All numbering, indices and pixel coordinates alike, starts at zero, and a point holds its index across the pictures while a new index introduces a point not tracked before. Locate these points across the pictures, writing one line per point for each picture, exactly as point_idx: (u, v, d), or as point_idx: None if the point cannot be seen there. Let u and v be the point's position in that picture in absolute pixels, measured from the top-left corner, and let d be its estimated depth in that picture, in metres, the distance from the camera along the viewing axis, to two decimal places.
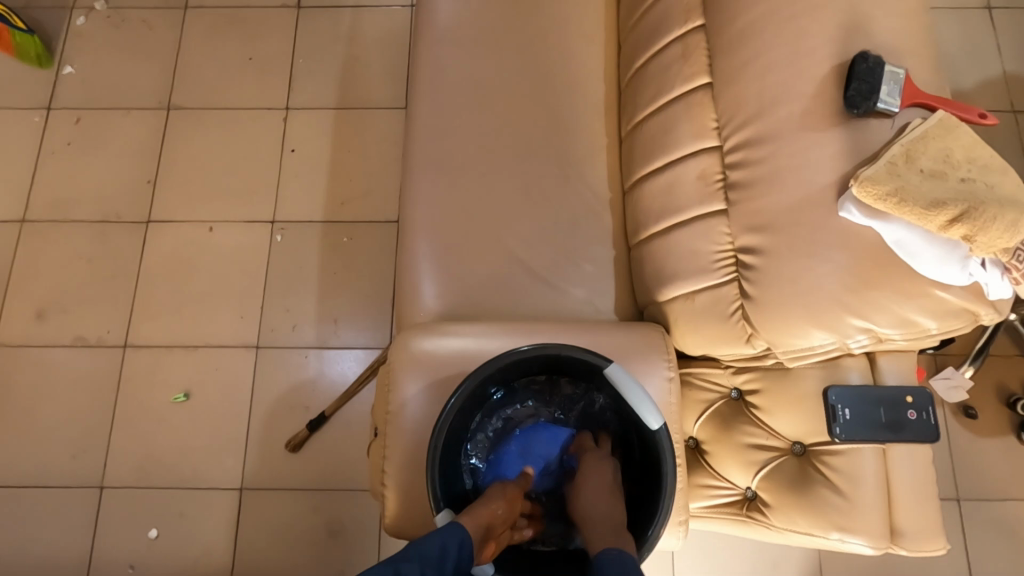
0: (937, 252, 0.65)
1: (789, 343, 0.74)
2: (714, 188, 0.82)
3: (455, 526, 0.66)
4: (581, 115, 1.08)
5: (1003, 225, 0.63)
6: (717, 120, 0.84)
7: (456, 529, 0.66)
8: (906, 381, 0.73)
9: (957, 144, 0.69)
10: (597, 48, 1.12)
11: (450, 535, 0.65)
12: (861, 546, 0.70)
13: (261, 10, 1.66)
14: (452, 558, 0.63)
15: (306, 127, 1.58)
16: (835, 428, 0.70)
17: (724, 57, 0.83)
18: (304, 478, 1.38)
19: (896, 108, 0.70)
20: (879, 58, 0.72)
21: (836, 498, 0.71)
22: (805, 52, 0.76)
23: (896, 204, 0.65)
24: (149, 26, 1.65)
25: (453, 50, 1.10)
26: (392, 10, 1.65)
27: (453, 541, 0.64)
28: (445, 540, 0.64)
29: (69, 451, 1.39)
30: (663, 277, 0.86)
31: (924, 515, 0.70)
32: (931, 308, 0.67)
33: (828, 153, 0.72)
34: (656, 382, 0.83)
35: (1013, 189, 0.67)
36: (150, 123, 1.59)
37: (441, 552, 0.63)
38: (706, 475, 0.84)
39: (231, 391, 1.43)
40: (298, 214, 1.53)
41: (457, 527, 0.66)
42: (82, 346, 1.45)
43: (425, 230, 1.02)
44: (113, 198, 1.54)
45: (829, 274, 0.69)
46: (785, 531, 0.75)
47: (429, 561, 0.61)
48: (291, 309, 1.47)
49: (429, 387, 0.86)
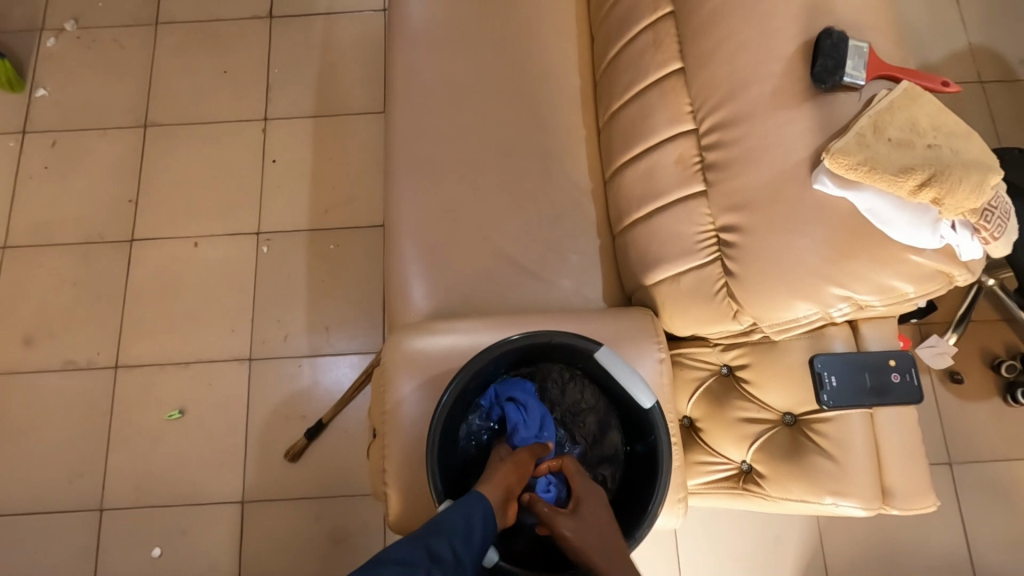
0: (909, 217, 0.67)
1: (774, 317, 0.76)
2: (692, 171, 0.84)
3: (475, 494, 0.67)
4: (558, 108, 1.09)
5: (970, 186, 0.65)
6: (691, 104, 0.86)
7: (477, 499, 0.67)
8: (888, 346, 0.75)
9: (923, 113, 0.70)
10: (570, 41, 1.14)
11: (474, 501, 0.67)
12: (854, 508, 0.71)
13: (234, 22, 1.66)
14: (476, 528, 0.64)
15: (285, 136, 1.58)
16: (822, 395, 0.71)
17: (694, 43, 0.85)
18: (306, 486, 1.38)
19: (861, 81, 0.72)
20: (843, 33, 0.73)
21: (827, 463, 0.72)
22: (770, 33, 0.78)
23: (867, 173, 0.67)
24: (120, 44, 1.64)
25: (428, 51, 1.11)
26: (364, 15, 1.66)
27: (474, 506, 0.66)
28: (470, 513, 0.65)
29: (66, 476, 1.38)
30: (649, 261, 0.87)
31: (913, 474, 0.72)
32: (907, 272, 0.69)
33: (800, 129, 0.74)
34: (648, 364, 0.84)
35: (979, 152, 0.69)
36: (128, 142, 1.58)
37: (467, 523, 0.64)
38: (702, 452, 0.86)
39: (226, 405, 1.43)
40: (283, 224, 1.53)
41: (479, 493, 0.68)
42: (72, 369, 1.44)
43: (411, 231, 1.03)
44: (94, 219, 1.53)
45: (808, 247, 0.71)
46: (781, 500, 0.77)
47: (454, 534, 0.62)
48: (282, 320, 1.47)
49: (424, 385, 0.87)
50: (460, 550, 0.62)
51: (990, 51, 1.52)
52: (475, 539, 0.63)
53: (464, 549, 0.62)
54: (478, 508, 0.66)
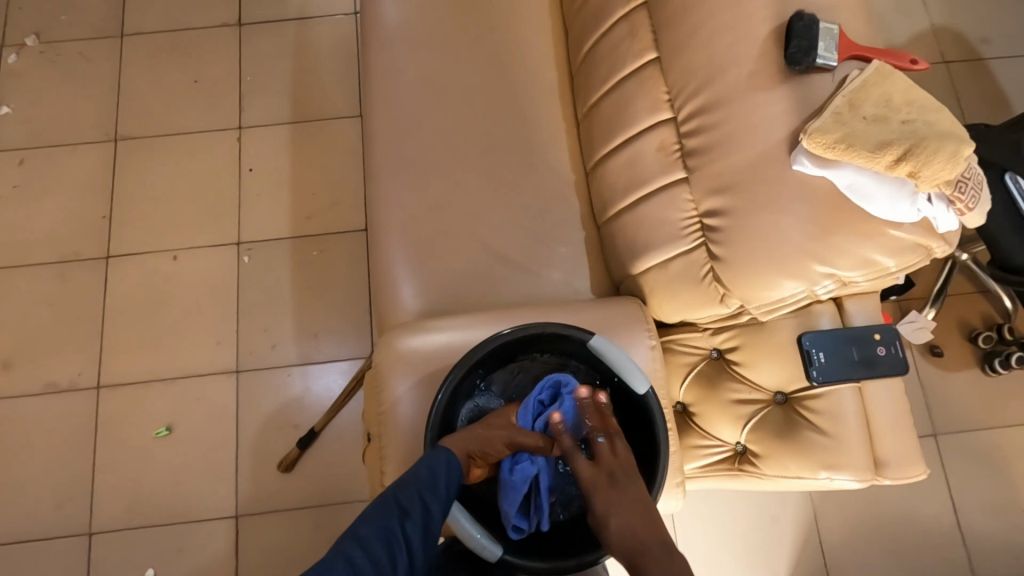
0: (888, 192, 0.68)
1: (762, 297, 0.77)
2: (673, 158, 0.85)
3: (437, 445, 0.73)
4: (537, 102, 1.10)
5: (944, 157, 0.67)
6: (669, 92, 0.86)
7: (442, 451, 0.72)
8: (873, 321, 0.77)
9: (895, 89, 0.72)
10: (546, 35, 1.14)
11: (436, 456, 0.71)
12: (848, 481, 0.73)
13: (203, 31, 1.63)
14: (441, 479, 0.70)
15: (262, 145, 1.56)
16: (812, 372, 0.73)
17: (669, 31, 0.86)
18: (300, 497, 1.36)
19: (834, 62, 0.73)
20: (814, 16, 0.75)
21: (821, 438, 0.73)
22: (743, 17, 0.79)
23: (844, 151, 0.68)
24: (86, 57, 1.60)
25: (403, 50, 1.11)
26: (337, 19, 1.64)
27: (447, 470, 0.70)
28: (434, 462, 0.71)
29: (52, 501, 1.35)
30: (635, 249, 0.88)
31: (902, 444, 0.74)
32: (888, 246, 0.70)
33: (777, 110, 0.75)
34: (640, 351, 0.85)
35: (951, 126, 0.71)
36: (99, 157, 1.55)
37: (430, 475, 0.70)
38: (696, 436, 0.87)
39: (215, 418, 1.40)
40: (264, 234, 1.51)
41: (442, 447, 0.72)
42: (55, 392, 1.41)
43: (396, 231, 1.02)
44: (68, 238, 1.50)
45: (791, 226, 0.72)
46: (777, 478, 0.78)
47: (422, 485, 0.69)
48: (269, 329, 1.45)
49: (417, 384, 0.87)
50: (426, 496, 0.69)
51: (952, 31, 1.56)
52: (444, 491, 0.69)
53: (431, 496, 0.69)
54: (444, 462, 0.71)
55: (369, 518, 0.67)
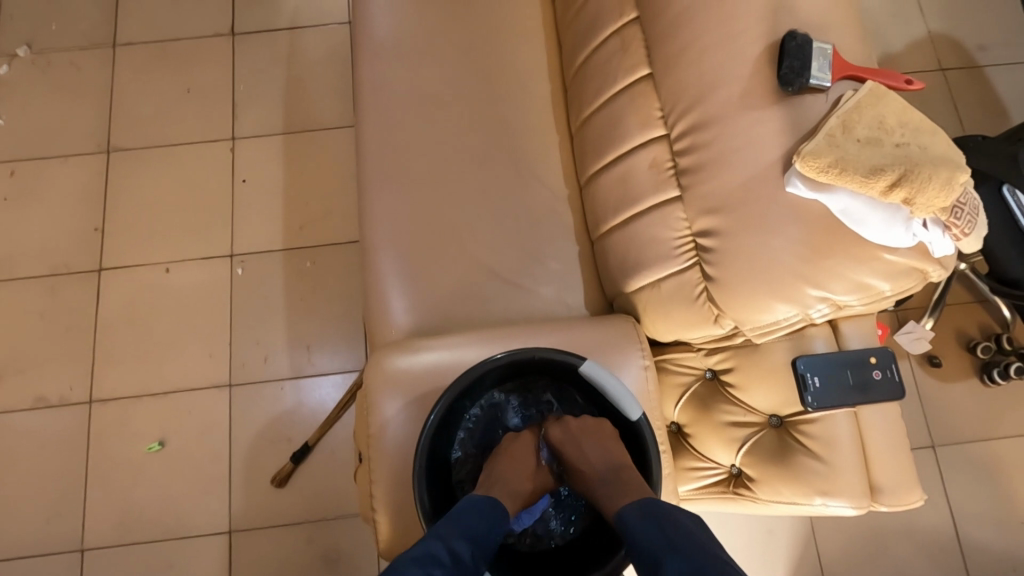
0: (883, 216, 0.68)
1: (755, 320, 0.76)
2: (666, 176, 0.84)
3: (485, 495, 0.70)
4: (529, 117, 1.08)
5: (938, 183, 0.67)
6: (661, 109, 0.85)
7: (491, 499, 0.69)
8: (868, 343, 0.76)
9: (890, 111, 0.71)
10: (539, 48, 1.13)
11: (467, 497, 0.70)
12: (844, 507, 0.72)
13: (195, 41, 1.62)
14: (491, 530, 0.67)
15: (255, 155, 1.55)
16: (807, 397, 0.71)
17: (661, 47, 0.85)
18: (294, 512, 1.35)
19: (828, 82, 0.72)
20: (807, 35, 0.74)
21: (817, 464, 0.72)
22: (735, 35, 0.78)
23: (838, 175, 0.67)
24: (77, 67, 1.59)
25: (395, 64, 1.10)
26: (330, 28, 1.63)
27: (482, 506, 0.68)
28: (487, 509, 0.68)
29: (43, 517, 1.34)
30: (628, 268, 0.87)
31: (898, 469, 0.73)
32: (883, 271, 0.69)
33: (770, 131, 0.74)
34: (633, 372, 0.84)
35: (945, 148, 0.70)
36: (90, 168, 1.54)
37: (485, 525, 0.66)
38: (691, 458, 0.86)
39: (208, 432, 1.39)
40: (257, 245, 1.49)
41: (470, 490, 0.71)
42: (45, 406, 1.39)
43: (387, 248, 1.01)
44: (59, 250, 1.48)
45: (785, 249, 0.71)
46: (772, 502, 0.77)
47: (474, 535, 0.65)
48: (262, 342, 1.44)
49: (407, 406, 0.86)
50: (479, 551, 0.64)
51: (949, 39, 1.55)
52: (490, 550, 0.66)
53: (481, 553, 0.64)
54: (490, 508, 0.68)
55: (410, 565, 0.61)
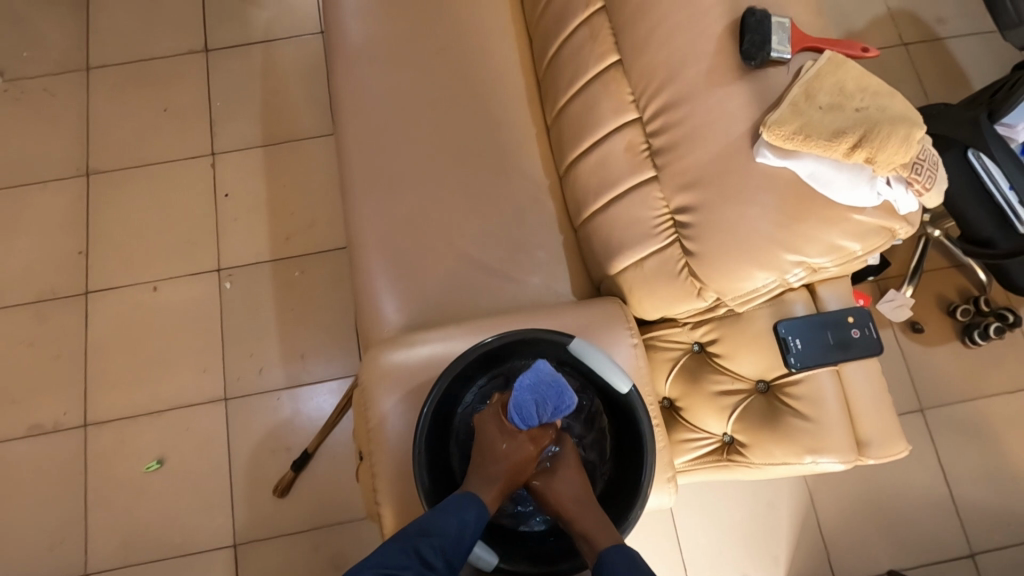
0: (848, 177, 0.70)
1: (736, 289, 0.78)
2: (642, 157, 0.86)
3: (468, 495, 0.69)
4: (506, 110, 1.10)
5: (897, 142, 0.69)
6: (633, 93, 0.88)
7: (473, 502, 0.68)
8: (845, 304, 0.79)
9: (848, 78, 0.74)
10: (511, 43, 1.15)
11: (467, 510, 0.67)
12: (833, 463, 0.74)
13: (169, 60, 1.62)
14: (469, 531, 0.67)
15: (237, 169, 1.55)
16: (790, 359, 0.74)
17: (628, 33, 0.87)
18: (297, 521, 1.35)
19: (788, 55, 0.75)
20: (766, 10, 0.76)
21: (803, 423, 0.75)
22: (698, 16, 0.80)
23: (803, 141, 0.70)
24: (51, 92, 1.59)
25: (370, 67, 1.11)
26: (303, 39, 1.64)
27: (466, 509, 0.68)
28: (462, 513, 0.67)
29: (45, 544, 1.33)
30: (612, 249, 0.89)
31: (881, 422, 0.76)
32: (852, 231, 0.72)
33: (737, 105, 0.76)
34: (623, 350, 0.86)
35: (903, 109, 0.73)
36: (71, 193, 1.53)
37: (459, 529, 0.66)
38: (684, 430, 0.88)
39: (206, 448, 1.39)
40: (244, 258, 1.50)
41: (474, 499, 0.68)
42: (39, 434, 1.38)
43: (374, 247, 1.03)
44: (44, 276, 1.48)
45: (759, 217, 0.74)
46: (764, 465, 0.79)
47: (446, 539, 0.65)
48: (255, 354, 1.44)
49: (404, 400, 0.87)
50: (448, 551, 0.65)
51: (909, 14, 1.59)
52: (464, 545, 0.66)
53: (454, 552, 0.65)
54: (475, 516, 0.68)
55: (382, 565, 0.63)
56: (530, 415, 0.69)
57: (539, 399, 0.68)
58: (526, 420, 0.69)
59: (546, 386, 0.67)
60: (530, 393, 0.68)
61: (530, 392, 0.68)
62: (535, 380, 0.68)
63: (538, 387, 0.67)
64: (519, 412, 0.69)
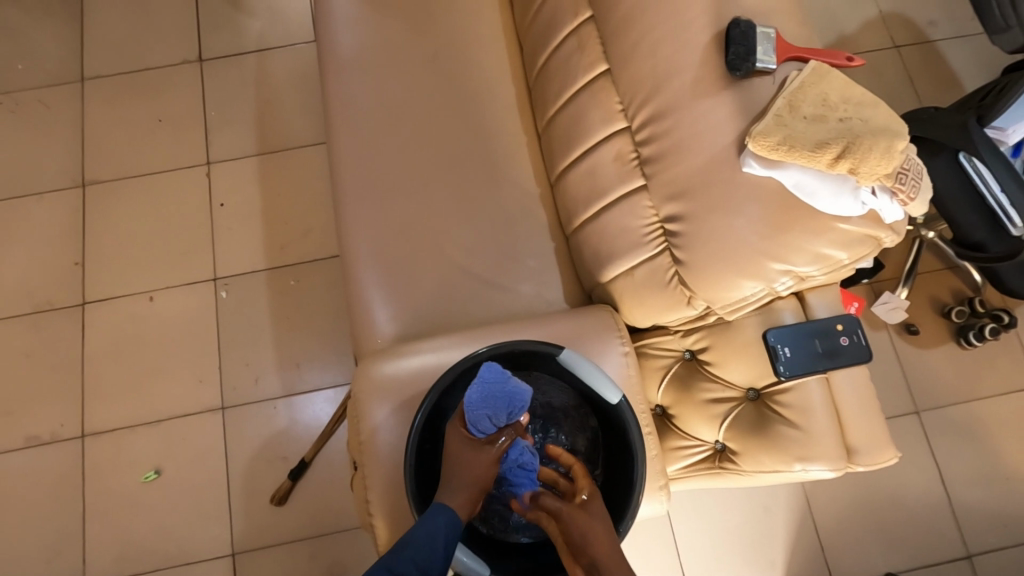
0: (832, 188, 0.71)
1: (725, 298, 0.78)
2: (631, 166, 0.86)
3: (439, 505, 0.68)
4: (497, 119, 1.11)
5: (880, 154, 0.70)
6: (621, 102, 0.88)
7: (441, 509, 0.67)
8: (834, 312, 0.79)
9: (832, 88, 0.74)
10: (501, 52, 1.15)
11: (436, 517, 0.66)
12: (823, 470, 0.75)
13: (164, 70, 1.63)
14: (441, 539, 0.65)
15: (231, 179, 1.56)
16: (779, 367, 0.75)
17: (615, 43, 0.88)
18: (295, 529, 1.35)
19: (773, 65, 0.75)
20: (751, 21, 0.77)
21: (793, 432, 0.75)
22: (683, 27, 0.81)
23: (788, 152, 0.70)
24: (46, 104, 1.59)
25: (361, 77, 1.12)
26: (297, 48, 1.64)
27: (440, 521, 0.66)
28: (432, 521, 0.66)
29: (43, 556, 1.33)
30: (603, 258, 0.89)
31: (870, 429, 0.76)
32: (838, 240, 0.72)
33: (723, 115, 0.77)
34: (613, 359, 0.86)
35: (887, 119, 0.73)
36: (67, 204, 1.54)
37: (430, 537, 0.64)
38: (676, 437, 0.88)
39: (203, 458, 1.39)
40: (239, 267, 1.50)
41: (442, 505, 0.67)
42: (36, 445, 1.39)
43: (366, 258, 1.03)
44: (40, 287, 1.48)
45: (746, 227, 0.74)
46: (755, 473, 0.79)
47: (417, 548, 0.63)
48: (251, 363, 1.45)
49: (397, 410, 0.87)
50: (424, 560, 0.63)
51: (900, 16, 1.60)
52: (440, 554, 0.64)
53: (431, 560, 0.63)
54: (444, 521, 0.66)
55: None
56: (485, 424, 0.69)
57: (489, 408, 0.68)
58: (481, 429, 0.69)
59: (495, 397, 0.68)
60: (483, 403, 0.68)
61: (481, 402, 0.68)
62: (484, 392, 0.68)
63: (490, 398, 0.68)
64: (474, 425, 0.70)
